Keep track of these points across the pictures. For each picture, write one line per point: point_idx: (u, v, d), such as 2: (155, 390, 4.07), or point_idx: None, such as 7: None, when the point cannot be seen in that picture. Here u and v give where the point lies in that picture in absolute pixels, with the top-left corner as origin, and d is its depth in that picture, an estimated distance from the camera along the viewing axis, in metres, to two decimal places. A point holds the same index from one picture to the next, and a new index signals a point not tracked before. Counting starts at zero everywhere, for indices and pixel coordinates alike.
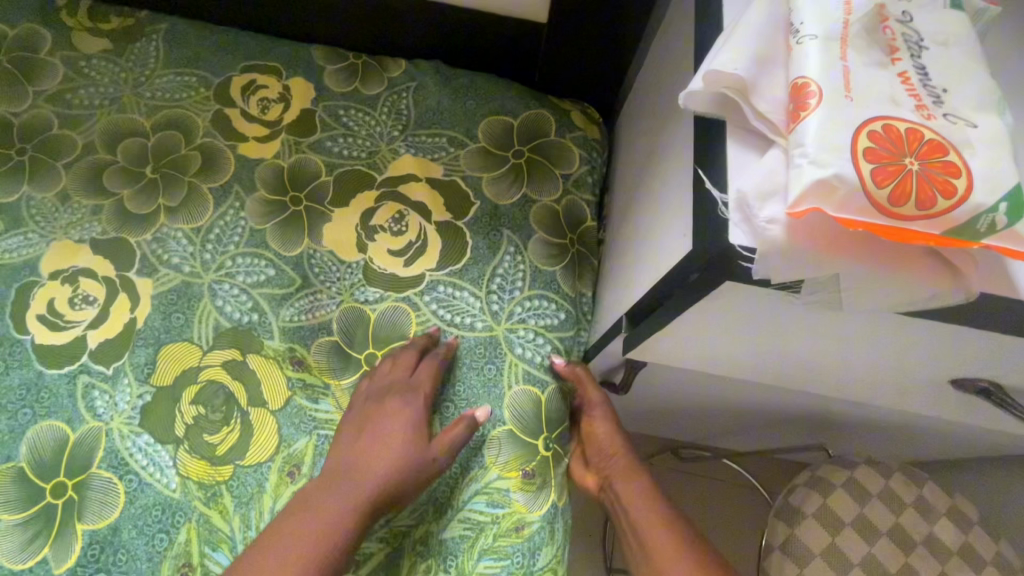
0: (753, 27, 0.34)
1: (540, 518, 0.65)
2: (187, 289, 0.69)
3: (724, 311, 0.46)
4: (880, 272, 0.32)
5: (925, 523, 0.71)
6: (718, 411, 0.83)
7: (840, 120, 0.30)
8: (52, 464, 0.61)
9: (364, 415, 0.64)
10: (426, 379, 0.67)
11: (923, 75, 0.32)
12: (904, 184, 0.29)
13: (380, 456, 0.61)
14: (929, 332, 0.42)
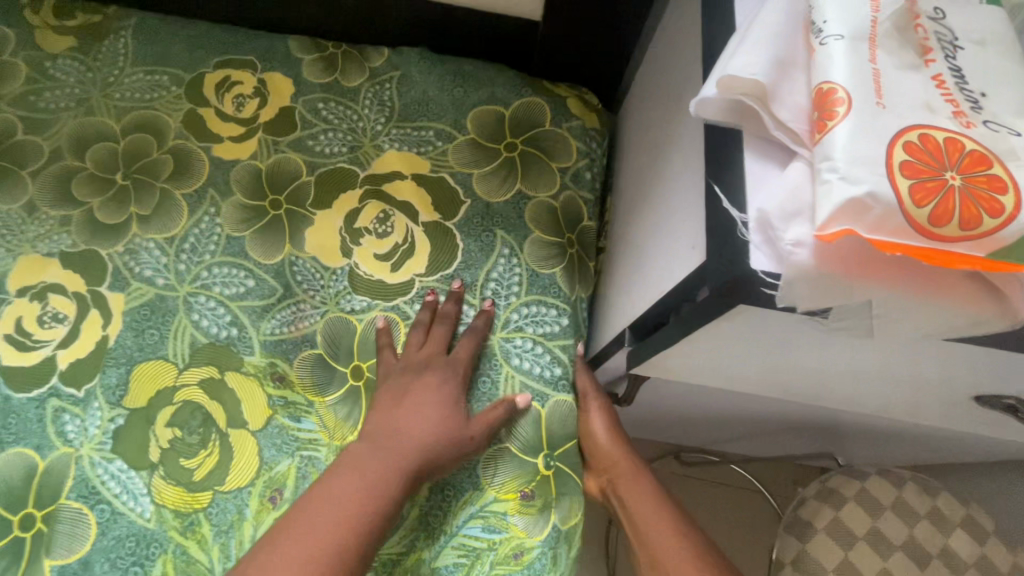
0: (771, 28, 0.31)
1: (540, 544, 0.61)
2: (161, 303, 0.66)
3: (741, 334, 0.41)
4: (916, 300, 0.28)
5: (941, 535, 0.66)
6: (724, 419, 0.78)
7: (871, 130, 0.27)
8: (18, 493, 0.57)
9: (401, 384, 0.62)
10: (464, 354, 0.65)
11: (959, 78, 0.29)
12: (947, 201, 0.25)
13: (422, 424, 0.59)
14: (963, 356, 0.37)
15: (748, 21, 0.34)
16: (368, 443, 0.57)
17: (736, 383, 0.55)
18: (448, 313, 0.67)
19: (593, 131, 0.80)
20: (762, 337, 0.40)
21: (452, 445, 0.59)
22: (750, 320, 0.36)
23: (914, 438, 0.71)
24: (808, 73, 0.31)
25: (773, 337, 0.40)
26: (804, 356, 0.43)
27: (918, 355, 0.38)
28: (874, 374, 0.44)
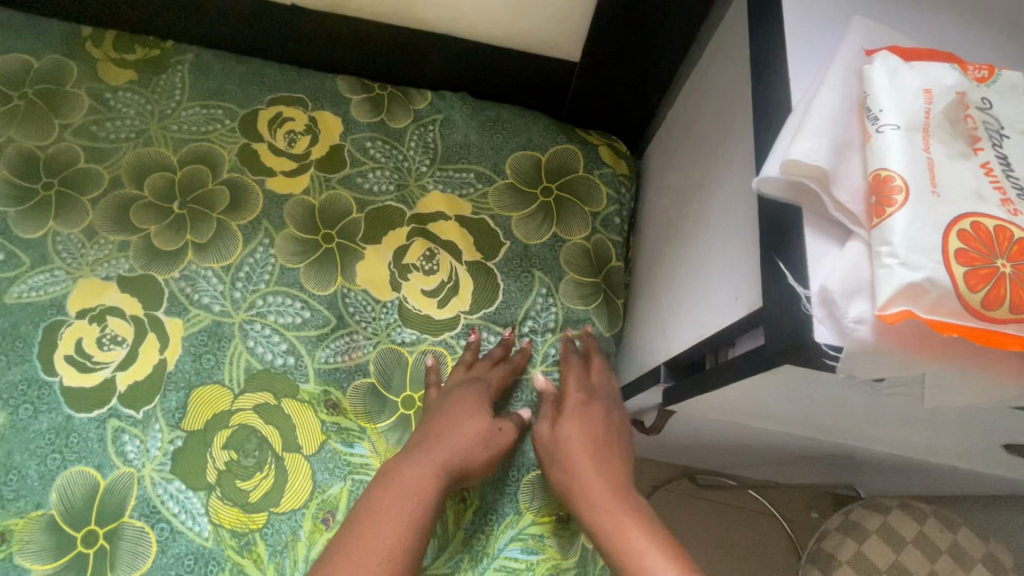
0: (828, 113, 0.33)
1: (574, 565, 0.64)
2: (218, 329, 0.69)
3: (783, 390, 0.45)
4: (975, 376, 0.29)
5: (962, 569, 0.70)
6: (746, 447, 0.83)
7: (928, 218, 0.29)
8: (81, 511, 0.60)
9: (439, 401, 0.65)
10: (496, 376, 0.68)
11: (1006, 167, 0.31)
12: (999, 287, 0.27)
13: (454, 431, 0.61)
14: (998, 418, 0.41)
15: (802, 102, 0.36)
16: (411, 450, 0.60)
17: (767, 421, 0.59)
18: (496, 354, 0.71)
19: (621, 177, 0.86)
20: (798, 390, 0.44)
21: (481, 448, 0.62)
22: (799, 378, 0.39)
23: (930, 473, 0.76)
24: (861, 157, 0.33)
25: (819, 392, 0.42)
26: (842, 407, 0.46)
27: (962, 411, 0.41)
28: (905, 424, 0.49)
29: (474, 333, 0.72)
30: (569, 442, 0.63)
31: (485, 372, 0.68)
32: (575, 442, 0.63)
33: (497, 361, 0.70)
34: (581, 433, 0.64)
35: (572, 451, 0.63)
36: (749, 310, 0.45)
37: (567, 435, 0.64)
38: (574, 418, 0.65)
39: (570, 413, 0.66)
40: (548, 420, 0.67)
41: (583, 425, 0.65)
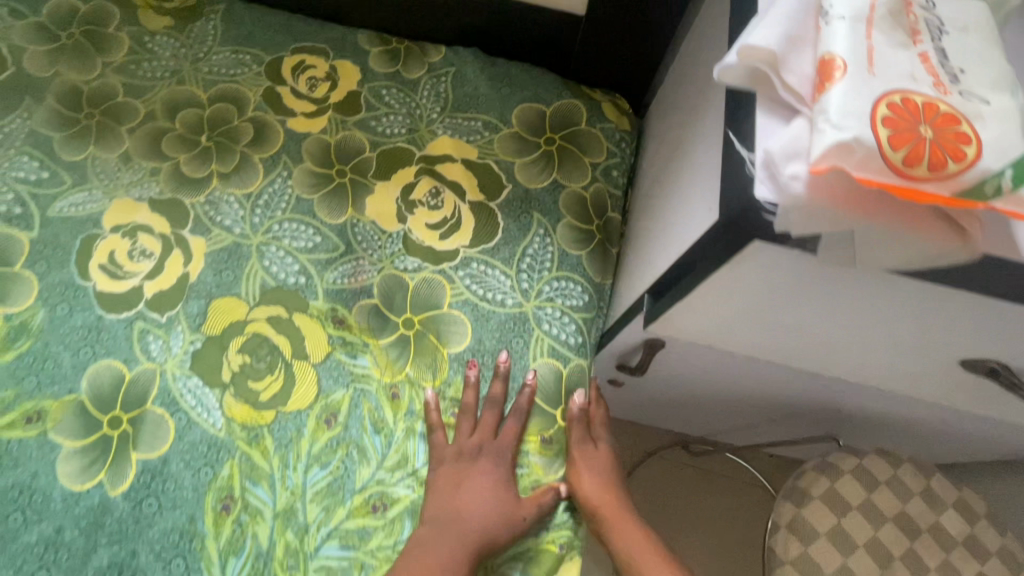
0: (785, 11, 0.37)
1: (556, 480, 0.69)
2: (237, 249, 0.75)
3: (750, 293, 0.48)
4: (896, 231, 0.33)
5: (933, 512, 0.73)
6: (730, 395, 0.86)
7: (862, 91, 0.33)
8: (109, 398, 0.66)
9: (458, 469, 0.65)
10: (510, 440, 0.68)
11: (942, 57, 0.35)
12: (917, 148, 0.31)
13: (476, 510, 0.63)
14: (944, 319, 0.44)
15: (767, 7, 0.40)
16: (441, 528, 0.61)
17: (741, 347, 0.62)
18: (497, 395, 0.69)
19: (622, 133, 0.89)
20: (761, 292, 0.47)
21: (504, 524, 0.62)
22: (756, 264, 0.43)
23: (910, 423, 0.78)
24: (813, 49, 0.36)
25: (779, 285, 0.45)
26: (802, 313, 0.49)
27: (910, 308, 0.44)
28: (864, 337, 0.52)
29: (471, 366, 0.70)
30: (601, 471, 0.69)
31: (501, 437, 0.68)
32: (605, 471, 0.69)
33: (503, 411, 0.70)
34: (610, 466, 0.70)
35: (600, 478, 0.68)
36: (710, 217, 0.49)
37: (601, 461, 0.70)
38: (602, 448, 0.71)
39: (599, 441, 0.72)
40: (584, 443, 0.70)
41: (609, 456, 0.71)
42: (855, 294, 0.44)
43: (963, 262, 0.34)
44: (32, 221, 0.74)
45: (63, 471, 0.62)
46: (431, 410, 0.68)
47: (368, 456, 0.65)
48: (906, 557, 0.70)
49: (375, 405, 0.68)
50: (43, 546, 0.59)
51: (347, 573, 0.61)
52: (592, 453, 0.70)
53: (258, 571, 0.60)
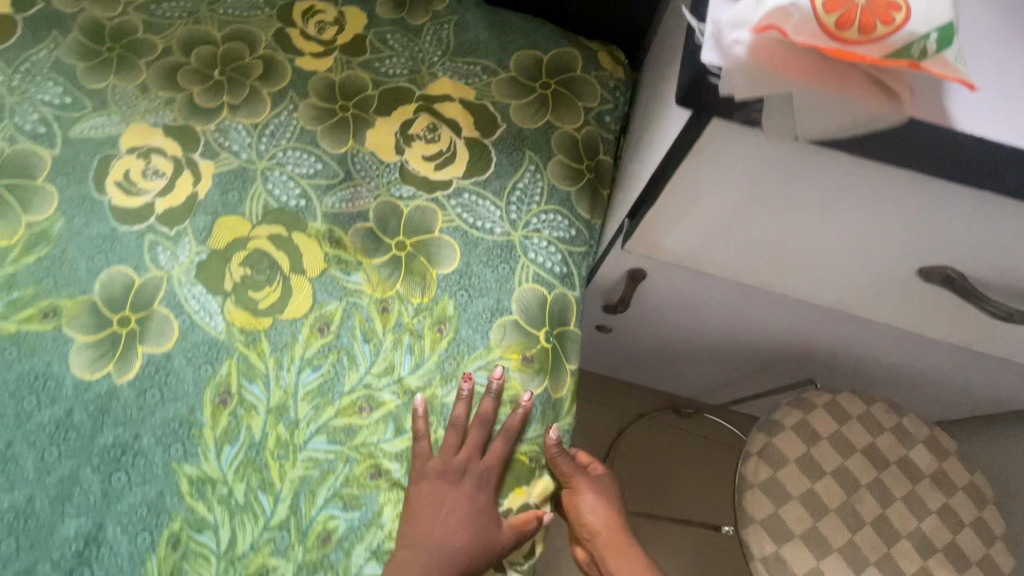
0: None
1: (534, 395, 0.72)
2: (243, 173, 0.79)
3: (714, 186, 0.51)
4: (827, 96, 0.36)
5: (902, 447, 0.75)
6: (711, 329, 0.89)
7: None
8: (119, 300, 0.70)
9: (440, 487, 0.65)
10: (495, 460, 0.67)
11: None
12: (848, 13, 0.34)
13: (452, 535, 0.63)
14: (892, 209, 0.47)
15: None
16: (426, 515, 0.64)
17: (714, 265, 0.65)
18: (488, 411, 0.68)
19: (617, 81, 0.92)
20: (724, 186, 0.50)
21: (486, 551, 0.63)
22: (715, 146, 0.45)
23: (884, 359, 0.80)
24: None
25: (738, 179, 0.49)
26: (766, 214, 0.53)
27: (861, 199, 0.47)
28: (825, 242, 0.55)
29: (466, 378, 0.68)
30: (596, 499, 0.73)
31: (486, 460, 0.67)
32: (597, 500, 0.74)
33: (492, 428, 0.69)
34: (603, 493, 0.75)
35: (601, 508, 0.73)
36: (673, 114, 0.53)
37: (596, 489, 0.74)
38: (603, 482, 0.76)
39: (601, 476, 0.76)
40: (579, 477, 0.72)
41: (608, 490, 0.76)
42: (807, 180, 0.46)
43: (893, 121, 0.36)
44: (55, 140, 0.79)
45: (74, 361, 0.67)
46: (419, 417, 0.67)
47: (357, 362, 0.69)
48: (873, 487, 0.72)
49: (366, 317, 0.72)
50: (55, 426, 0.64)
51: (333, 464, 0.65)
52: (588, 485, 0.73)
53: (250, 460, 0.64)
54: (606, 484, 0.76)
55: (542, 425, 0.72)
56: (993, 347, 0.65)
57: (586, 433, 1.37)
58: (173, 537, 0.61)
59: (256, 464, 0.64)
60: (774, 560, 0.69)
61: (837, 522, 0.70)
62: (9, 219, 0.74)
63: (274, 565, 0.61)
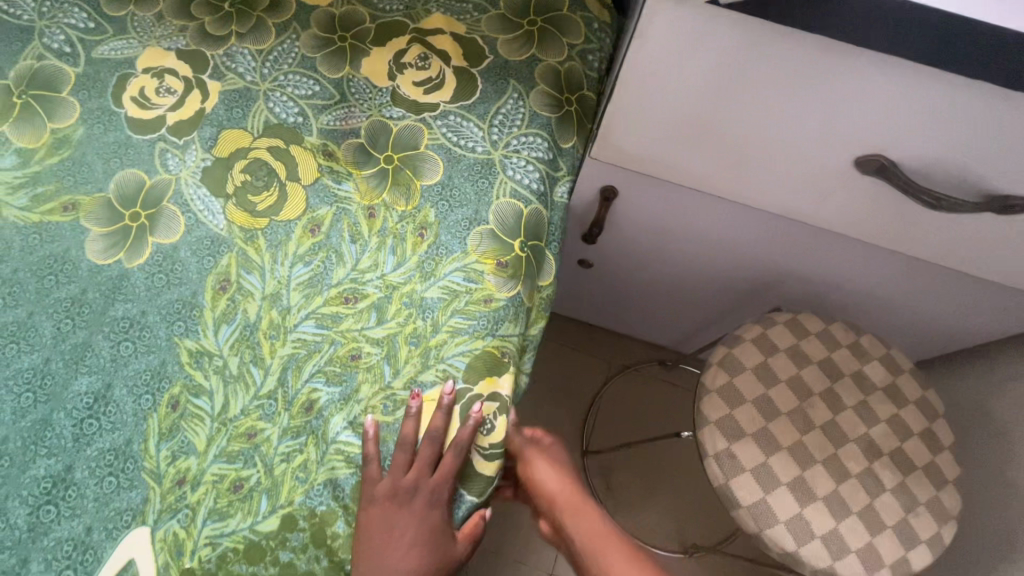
0: None
1: (507, 299, 0.76)
2: (247, 93, 0.86)
3: (668, 67, 0.57)
4: None
5: (857, 361, 0.79)
6: (684, 254, 0.93)
7: None
8: (132, 197, 0.77)
9: (391, 508, 0.65)
10: (446, 478, 0.68)
11: None
12: None
13: (406, 558, 0.65)
14: (822, 80, 0.52)
15: None
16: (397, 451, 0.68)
17: (676, 168, 0.70)
18: (439, 429, 0.67)
19: (602, 22, 0.96)
20: (677, 65, 0.56)
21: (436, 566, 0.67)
22: (666, 14, 0.51)
23: (847, 280, 0.84)
24: None
25: (691, 53, 0.54)
26: (729, 102, 0.58)
27: (794, 70, 0.52)
28: (777, 133, 0.60)
29: (415, 397, 0.67)
30: (554, 467, 0.83)
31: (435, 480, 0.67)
32: (551, 469, 0.83)
33: (443, 444, 0.68)
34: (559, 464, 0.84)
35: (556, 476, 0.82)
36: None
37: (550, 459, 0.84)
38: (553, 452, 0.85)
39: (552, 445, 0.86)
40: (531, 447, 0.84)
41: (559, 458, 0.85)
42: (747, 53, 0.52)
43: None
44: (78, 59, 0.85)
45: (91, 247, 0.74)
46: (369, 439, 0.66)
47: (344, 260, 0.75)
48: (824, 394, 0.77)
49: (354, 221, 0.77)
50: (71, 302, 0.71)
51: (320, 345, 0.70)
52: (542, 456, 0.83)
53: (244, 338, 0.70)
54: (558, 451, 0.86)
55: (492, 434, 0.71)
56: (937, 255, 0.69)
57: (573, 381, 1.42)
58: (173, 399, 0.67)
59: (250, 341, 0.70)
60: (725, 456, 0.73)
61: (787, 424, 0.74)
62: (35, 127, 0.80)
63: (261, 428, 0.66)
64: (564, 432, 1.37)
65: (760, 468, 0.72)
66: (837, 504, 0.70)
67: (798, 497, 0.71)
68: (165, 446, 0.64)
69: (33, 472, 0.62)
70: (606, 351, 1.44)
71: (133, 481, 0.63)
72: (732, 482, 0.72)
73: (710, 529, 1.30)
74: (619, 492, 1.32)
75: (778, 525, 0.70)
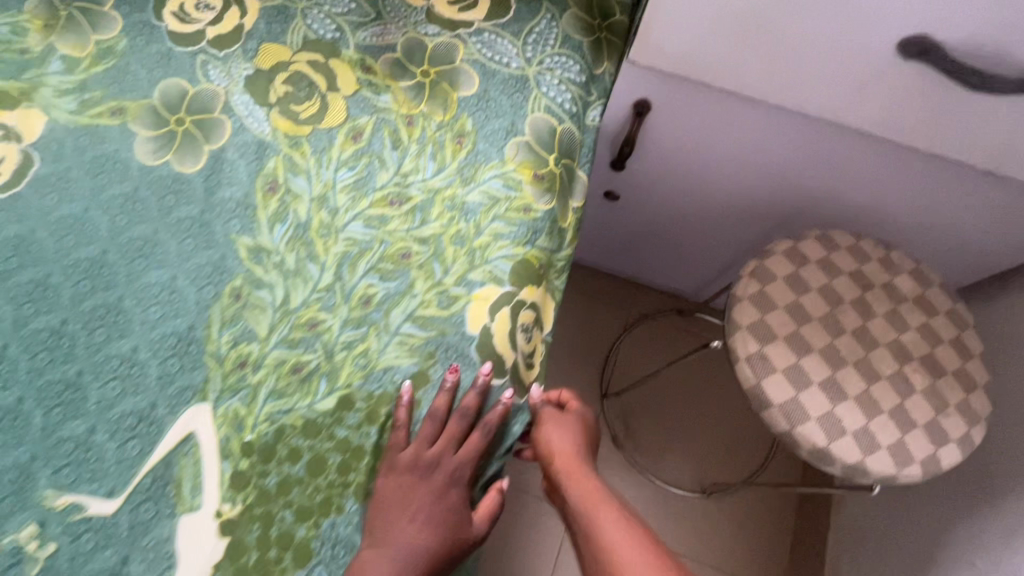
0: None
1: (544, 212, 0.77)
2: (285, 9, 0.86)
3: None
4: None
5: (888, 273, 0.80)
6: (715, 177, 0.94)
7: None
8: (176, 105, 0.79)
9: (409, 481, 0.64)
10: (471, 451, 0.67)
11: None
12: None
13: (418, 536, 0.62)
14: None
15: None
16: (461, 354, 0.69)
17: (715, 69, 0.72)
18: (469, 406, 0.67)
19: None
20: None
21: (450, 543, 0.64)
22: None
23: (880, 196, 0.85)
24: None
25: None
26: None
27: None
28: (819, 25, 0.61)
29: (451, 372, 0.67)
30: (565, 430, 0.72)
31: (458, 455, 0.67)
32: (561, 434, 0.71)
33: (472, 422, 0.68)
34: (573, 431, 0.73)
35: (566, 440, 0.71)
36: None
37: (563, 423, 0.73)
38: (571, 418, 0.74)
39: (571, 415, 0.75)
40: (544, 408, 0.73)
41: (580, 426, 0.74)
42: None
43: None
44: None
45: (139, 149, 0.75)
46: (403, 406, 0.65)
47: (386, 165, 0.76)
48: (856, 303, 0.78)
49: (394, 128, 0.79)
50: (124, 199, 0.73)
51: (368, 243, 0.72)
52: (555, 419, 0.73)
53: (298, 237, 0.72)
54: (575, 420, 0.74)
55: (520, 418, 0.71)
56: (972, 157, 0.70)
57: (593, 329, 1.43)
58: (235, 291, 0.68)
59: (304, 240, 0.72)
60: (758, 358, 0.74)
61: (819, 329, 0.76)
62: (80, 39, 0.82)
63: (324, 319, 0.68)
64: (584, 377, 1.39)
65: (791, 368, 0.73)
66: (867, 403, 0.72)
67: (829, 395, 0.72)
68: (227, 333, 0.66)
69: (100, 348, 0.65)
70: (627, 299, 1.45)
71: (196, 363, 0.65)
72: (764, 383, 0.73)
73: (739, 465, 1.32)
74: (641, 437, 1.34)
75: (810, 422, 0.71)
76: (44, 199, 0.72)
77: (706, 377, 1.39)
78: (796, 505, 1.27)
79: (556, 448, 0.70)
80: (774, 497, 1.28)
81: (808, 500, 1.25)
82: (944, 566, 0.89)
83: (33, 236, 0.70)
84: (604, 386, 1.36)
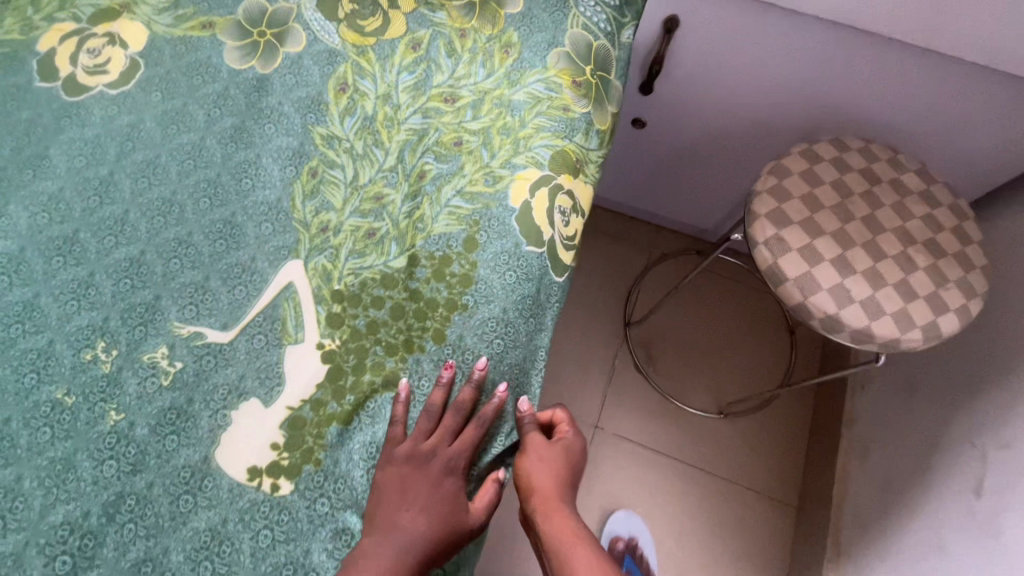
0: None
1: (583, 111, 0.86)
2: None
3: None
4: None
5: (895, 171, 0.88)
6: (737, 99, 1.02)
7: None
8: (257, 20, 0.89)
9: (406, 460, 0.66)
10: (467, 442, 0.69)
11: None
12: None
13: (416, 522, 0.63)
14: None
15: None
16: (502, 222, 0.78)
17: None
18: (463, 399, 0.69)
19: None
20: None
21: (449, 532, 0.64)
22: None
23: (890, 104, 0.92)
24: None
25: None
26: None
27: None
28: None
29: (448, 368, 0.70)
30: (546, 466, 0.70)
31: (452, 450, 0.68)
32: (541, 470, 0.70)
33: (467, 416, 0.70)
34: (554, 466, 0.71)
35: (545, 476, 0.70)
36: None
37: (545, 458, 0.71)
38: (557, 448, 0.72)
39: (558, 442, 0.73)
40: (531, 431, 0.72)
41: (564, 456, 0.73)
42: None
43: None
44: None
45: (228, 57, 0.86)
46: (400, 402, 0.68)
47: (442, 69, 0.86)
48: (865, 196, 0.86)
49: (449, 40, 0.88)
50: (216, 96, 0.83)
51: (426, 131, 0.82)
52: (538, 449, 0.71)
53: (366, 127, 0.82)
54: (559, 450, 0.72)
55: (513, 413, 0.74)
56: (975, 49, 0.79)
57: (616, 265, 1.51)
58: (312, 170, 0.79)
59: (371, 129, 0.82)
60: (775, 241, 0.82)
61: (831, 216, 0.84)
62: None
63: (387, 194, 0.78)
64: (608, 309, 1.47)
65: (806, 248, 0.82)
66: (874, 277, 0.80)
67: (839, 270, 0.80)
68: (311, 203, 0.77)
69: (211, 214, 0.75)
70: (648, 238, 1.54)
71: (288, 227, 0.75)
72: (781, 260, 0.81)
73: (756, 387, 1.40)
74: (660, 364, 1.42)
75: (821, 292, 0.79)
76: (150, 95, 0.82)
77: (723, 309, 1.47)
78: (812, 418, 1.37)
79: (537, 483, 0.69)
80: (791, 412, 1.38)
81: (821, 410, 1.35)
82: (946, 451, 0.97)
83: (142, 125, 0.80)
84: (626, 317, 1.45)
